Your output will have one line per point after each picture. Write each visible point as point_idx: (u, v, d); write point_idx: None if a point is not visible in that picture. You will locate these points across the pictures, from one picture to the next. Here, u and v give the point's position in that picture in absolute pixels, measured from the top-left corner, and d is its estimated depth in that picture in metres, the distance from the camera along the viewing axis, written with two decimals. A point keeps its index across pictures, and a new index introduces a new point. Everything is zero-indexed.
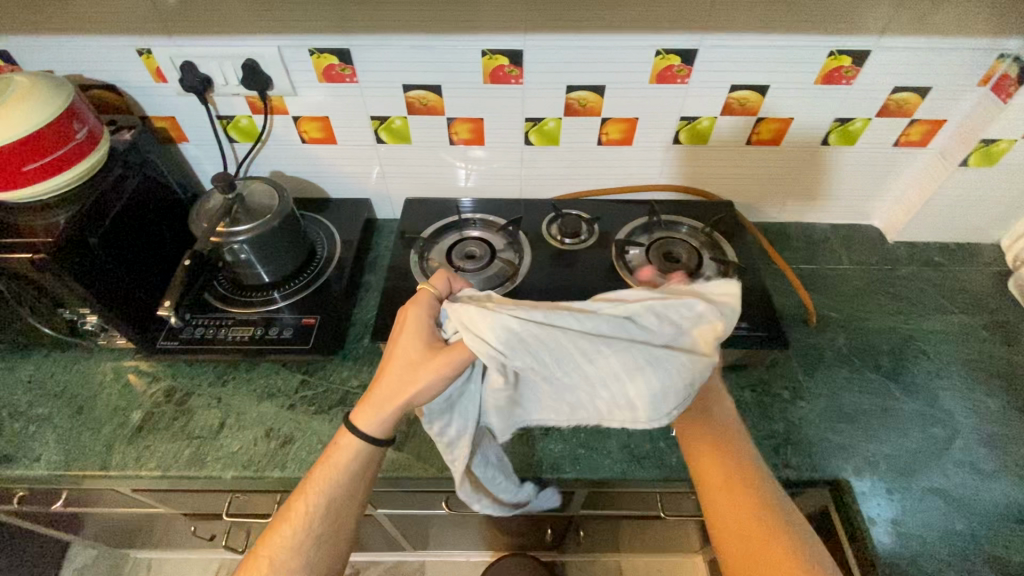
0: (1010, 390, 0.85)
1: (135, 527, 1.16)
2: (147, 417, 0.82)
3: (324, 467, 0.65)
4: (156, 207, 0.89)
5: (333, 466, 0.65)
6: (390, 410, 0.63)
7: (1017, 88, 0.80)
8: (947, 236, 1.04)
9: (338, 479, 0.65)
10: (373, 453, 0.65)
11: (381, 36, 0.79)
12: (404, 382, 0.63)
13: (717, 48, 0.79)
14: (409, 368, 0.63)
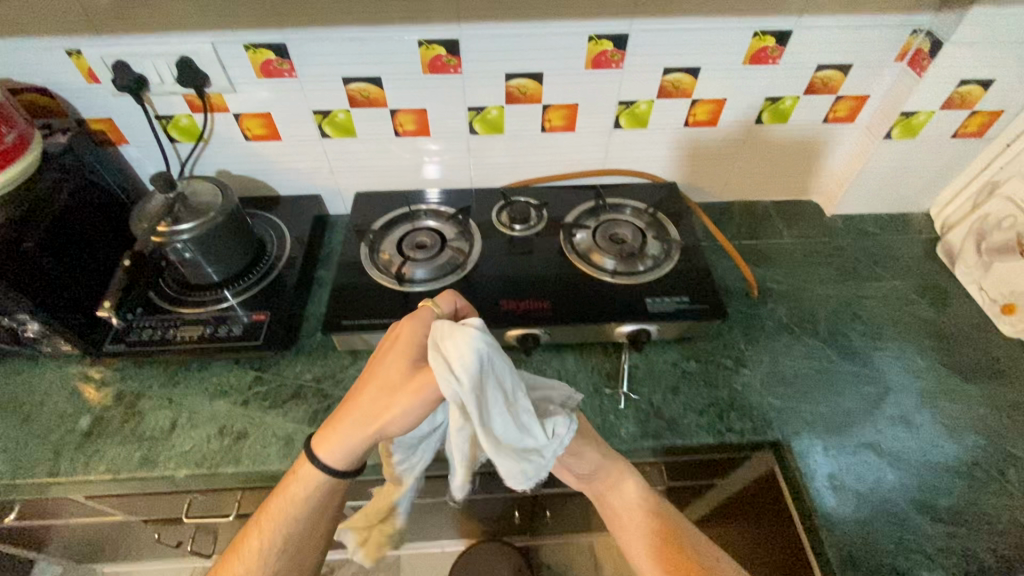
0: (937, 347, 0.90)
1: (100, 542, 1.14)
2: (96, 422, 0.81)
3: (287, 487, 0.67)
4: (97, 209, 0.87)
5: (295, 490, 0.66)
6: (364, 434, 0.61)
7: (930, 62, 0.84)
8: (879, 207, 1.09)
9: (299, 501, 0.66)
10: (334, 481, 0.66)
11: (321, 31, 0.80)
12: (380, 405, 0.60)
13: (647, 32, 0.82)
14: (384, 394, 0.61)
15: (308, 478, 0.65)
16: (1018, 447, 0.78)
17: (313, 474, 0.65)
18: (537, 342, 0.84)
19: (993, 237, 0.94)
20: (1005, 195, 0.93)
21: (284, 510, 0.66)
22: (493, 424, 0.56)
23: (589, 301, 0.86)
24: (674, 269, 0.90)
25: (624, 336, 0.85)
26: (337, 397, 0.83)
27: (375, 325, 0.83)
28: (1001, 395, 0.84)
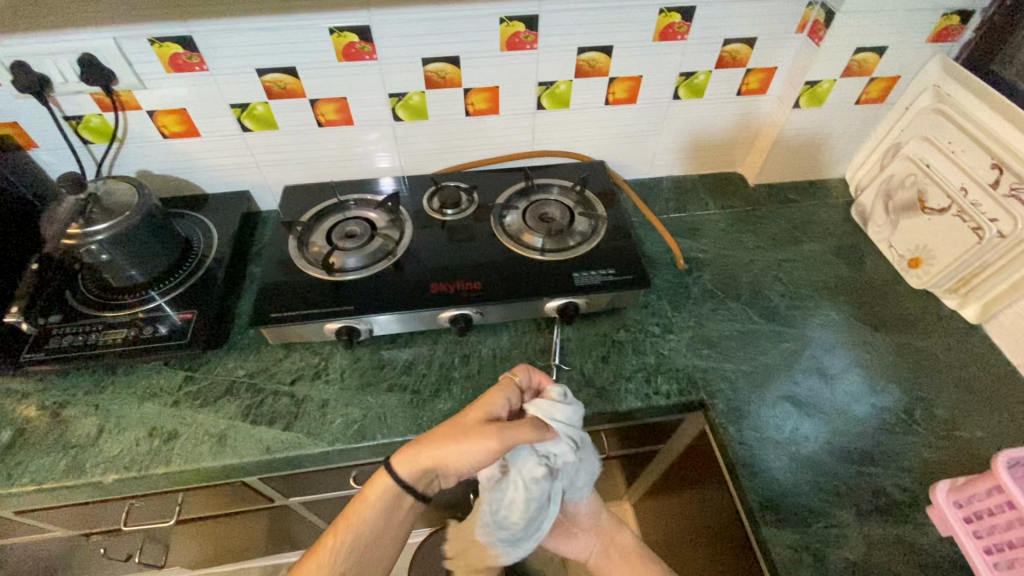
0: (852, 302, 0.95)
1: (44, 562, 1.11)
2: (15, 434, 0.78)
3: (352, 511, 0.67)
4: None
5: (365, 513, 0.66)
6: (426, 461, 0.65)
7: (825, 32, 0.89)
8: (798, 174, 1.14)
9: (365, 525, 0.66)
10: (396, 500, 0.67)
11: (226, 23, 0.79)
12: (451, 441, 0.65)
13: (556, 12, 0.84)
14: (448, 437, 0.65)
15: (377, 500, 0.66)
16: (923, 389, 0.83)
17: (384, 494, 0.66)
18: (469, 322, 0.86)
19: (898, 196, 1.00)
20: (905, 156, 0.99)
21: (352, 534, 0.66)
22: None
23: (519, 279, 0.87)
24: (601, 244, 0.92)
25: (554, 311, 0.87)
26: (271, 390, 0.82)
27: (304, 316, 0.83)
28: (908, 342, 0.89)
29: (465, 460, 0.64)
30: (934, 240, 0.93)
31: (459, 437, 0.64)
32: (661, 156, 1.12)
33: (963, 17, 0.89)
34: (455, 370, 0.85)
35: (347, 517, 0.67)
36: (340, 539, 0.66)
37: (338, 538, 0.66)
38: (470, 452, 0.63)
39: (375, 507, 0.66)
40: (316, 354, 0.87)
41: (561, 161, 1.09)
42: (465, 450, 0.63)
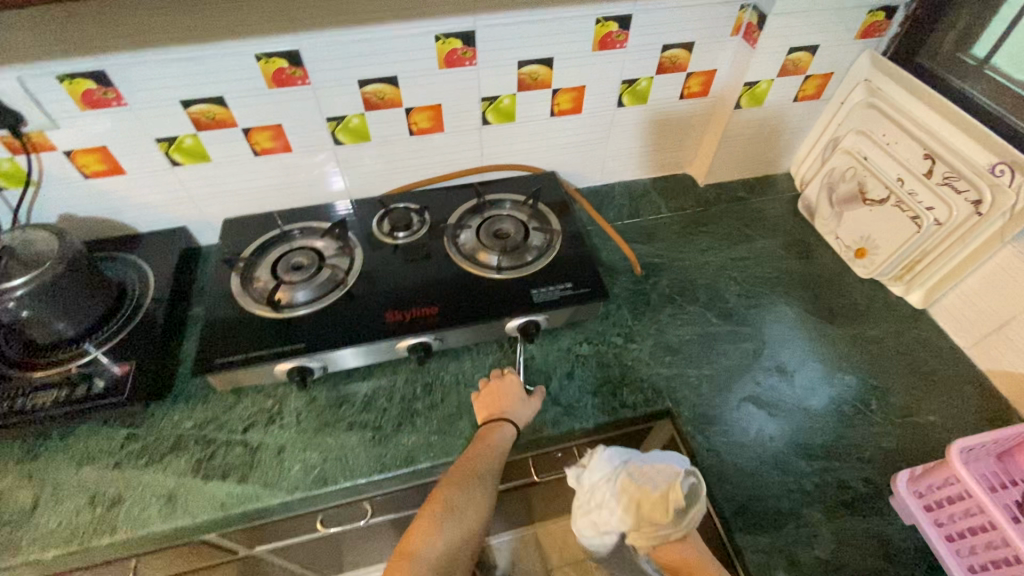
0: (806, 297, 0.97)
1: None
2: None
3: (476, 449, 0.70)
4: None
5: (499, 436, 0.71)
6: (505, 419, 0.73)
7: (759, 33, 0.90)
8: (746, 172, 1.16)
9: (492, 456, 0.69)
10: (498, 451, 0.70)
11: (141, 55, 0.74)
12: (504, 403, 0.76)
13: (492, 26, 0.82)
14: (495, 392, 0.77)
15: (502, 430, 0.72)
16: (878, 378, 0.86)
17: (506, 430, 0.72)
18: (428, 350, 0.83)
19: (841, 190, 1.02)
20: (844, 150, 1.01)
21: (484, 454, 0.69)
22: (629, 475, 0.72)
23: (477, 301, 0.85)
24: (557, 258, 0.91)
25: (515, 330, 0.85)
26: (222, 440, 0.78)
27: (252, 359, 0.78)
28: (861, 332, 0.92)
29: (517, 408, 0.75)
30: (877, 230, 0.96)
31: (503, 380, 0.78)
32: (612, 163, 1.12)
33: (887, 13, 0.92)
34: (417, 401, 0.82)
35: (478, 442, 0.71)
36: (474, 456, 0.69)
37: (474, 454, 0.69)
38: (521, 402, 0.76)
39: (503, 436, 0.71)
40: (269, 397, 0.82)
41: (511, 175, 1.08)
42: (512, 395, 0.77)
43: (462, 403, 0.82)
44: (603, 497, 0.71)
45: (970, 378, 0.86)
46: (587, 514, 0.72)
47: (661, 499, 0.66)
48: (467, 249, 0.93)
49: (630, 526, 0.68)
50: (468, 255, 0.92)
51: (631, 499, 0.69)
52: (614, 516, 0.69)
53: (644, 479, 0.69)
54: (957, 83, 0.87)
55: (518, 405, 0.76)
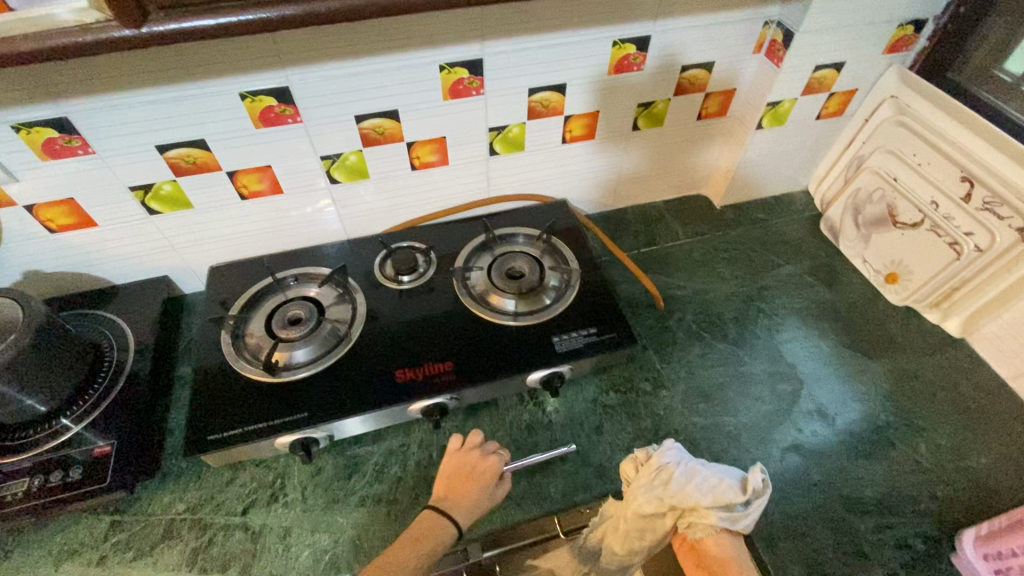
0: (839, 328, 0.91)
1: None
2: None
3: (407, 537, 0.60)
4: None
5: (443, 527, 0.61)
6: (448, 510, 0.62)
7: (784, 52, 0.84)
8: (764, 191, 1.11)
9: (417, 548, 0.58)
10: (423, 547, 0.58)
11: (110, 100, 0.65)
12: (460, 484, 0.65)
13: (502, 54, 0.75)
14: (466, 471, 0.66)
15: (448, 519, 0.62)
16: (922, 418, 0.81)
17: (441, 529, 0.60)
18: (445, 410, 0.76)
19: (868, 211, 0.97)
20: (871, 169, 0.96)
21: (420, 538, 0.59)
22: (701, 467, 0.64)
23: (495, 353, 0.78)
24: (577, 299, 0.85)
25: (537, 383, 0.79)
26: (219, 525, 0.70)
27: (251, 433, 0.71)
28: (899, 365, 0.87)
29: (474, 499, 0.64)
30: (910, 255, 0.91)
31: (482, 460, 0.67)
32: (626, 187, 1.06)
33: (917, 27, 0.87)
34: (434, 468, 0.75)
35: (419, 525, 0.61)
36: (396, 546, 0.58)
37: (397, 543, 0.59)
38: (489, 495, 0.65)
39: (450, 530, 0.61)
40: (270, 469, 0.75)
41: (520, 204, 1.01)
42: (484, 485, 0.65)
43: None
44: (672, 471, 0.63)
45: (1016, 412, 0.82)
46: (647, 485, 0.63)
47: (735, 485, 0.61)
48: (483, 284, 0.86)
49: (695, 501, 0.60)
50: (484, 290, 0.85)
51: (703, 480, 0.62)
52: (678, 490, 0.61)
53: (715, 469, 0.63)
54: (994, 100, 0.82)
55: (482, 497, 0.64)
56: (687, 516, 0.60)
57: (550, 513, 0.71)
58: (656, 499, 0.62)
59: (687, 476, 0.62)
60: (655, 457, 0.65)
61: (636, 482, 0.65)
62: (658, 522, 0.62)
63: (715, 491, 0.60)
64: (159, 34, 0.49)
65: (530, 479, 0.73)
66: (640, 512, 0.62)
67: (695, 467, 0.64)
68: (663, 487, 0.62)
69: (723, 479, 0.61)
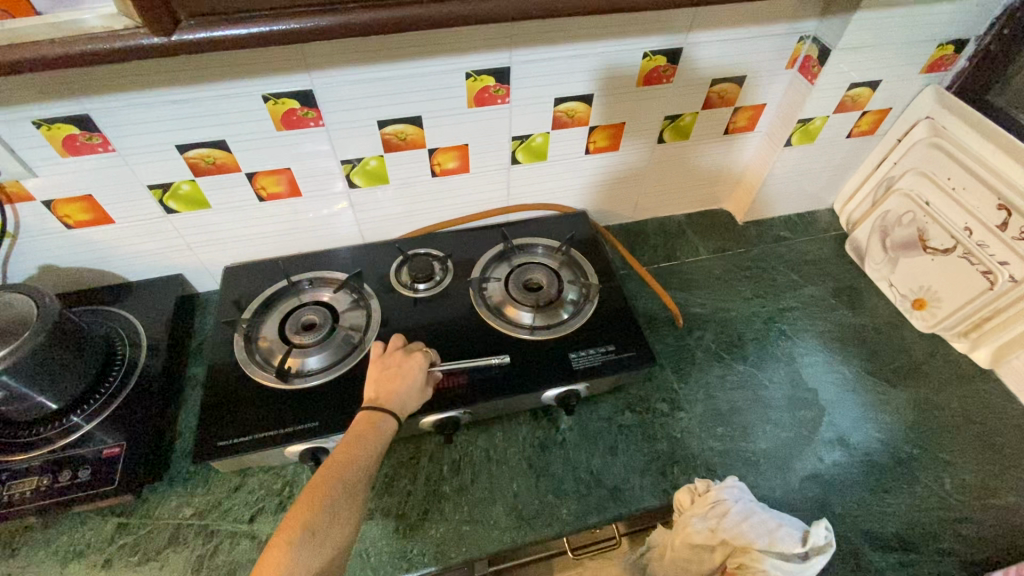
0: (862, 355, 0.89)
1: None
2: None
3: (351, 436, 0.60)
4: None
5: (383, 419, 0.63)
6: (383, 403, 0.64)
7: (820, 69, 0.81)
8: (788, 208, 1.08)
9: (370, 445, 0.60)
10: (373, 443, 0.60)
11: (132, 99, 0.64)
12: (384, 380, 0.67)
13: (530, 63, 0.73)
14: (391, 369, 0.68)
15: (386, 414, 0.63)
16: (948, 452, 0.79)
17: (383, 423, 0.62)
18: (457, 425, 0.74)
19: (896, 234, 0.95)
20: (902, 191, 0.94)
21: (366, 434, 0.61)
22: (760, 509, 0.63)
23: (510, 368, 0.77)
24: (595, 314, 0.83)
25: (552, 399, 0.77)
26: (226, 532, 0.69)
27: (261, 441, 0.70)
28: (924, 395, 0.85)
29: (405, 391, 0.66)
30: (939, 281, 0.89)
31: (405, 358, 0.70)
32: (647, 199, 1.04)
33: (958, 47, 0.84)
34: (445, 483, 0.73)
35: (357, 425, 0.62)
36: (343, 447, 0.59)
37: (346, 446, 0.59)
38: (419, 387, 0.68)
39: (390, 422, 0.63)
40: (278, 477, 0.74)
41: (539, 214, 0.99)
42: (411, 376, 0.68)
43: (494, 485, 0.73)
44: (730, 508, 0.62)
45: None
46: (702, 517, 0.63)
47: (795, 537, 0.60)
48: (500, 294, 0.85)
49: (751, 543, 0.59)
50: (501, 301, 0.84)
51: (760, 522, 0.61)
52: (735, 529, 0.61)
53: (773, 515, 0.62)
54: None
55: (410, 389, 0.67)
56: (738, 555, 0.60)
57: (561, 534, 0.69)
58: (709, 532, 0.62)
59: (745, 516, 0.62)
60: (713, 490, 0.64)
61: (689, 512, 0.64)
62: (708, 555, 0.62)
63: (773, 536, 0.60)
64: (189, 42, 0.48)
65: (542, 498, 0.72)
66: (689, 542, 0.62)
67: (755, 509, 0.62)
68: (719, 520, 0.62)
69: (782, 527, 0.60)
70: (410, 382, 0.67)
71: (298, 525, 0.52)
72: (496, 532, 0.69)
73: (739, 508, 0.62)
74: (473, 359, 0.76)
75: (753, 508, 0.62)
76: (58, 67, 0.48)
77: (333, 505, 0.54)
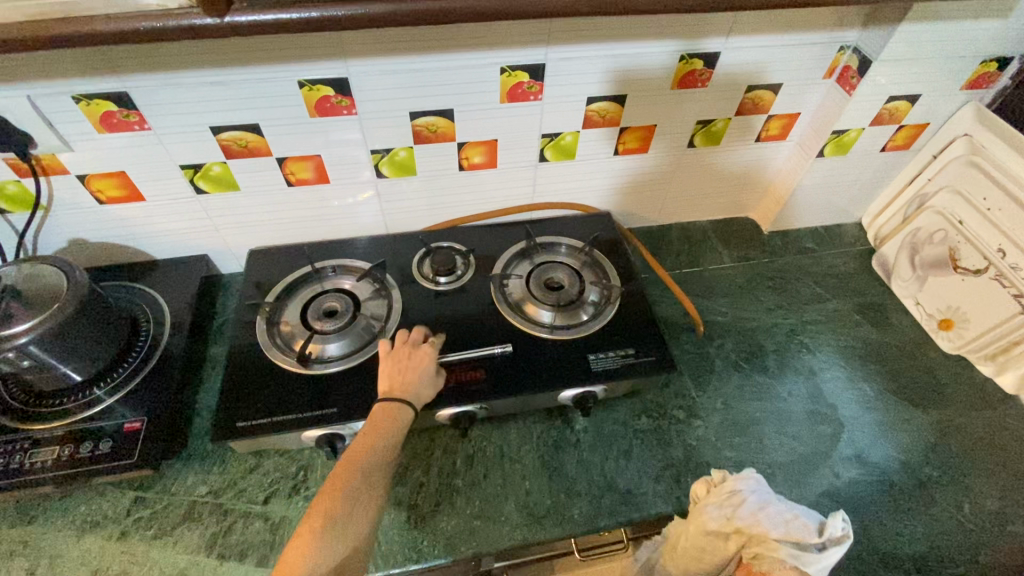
0: (884, 373, 0.88)
1: None
2: None
3: (370, 427, 0.61)
4: None
5: (400, 409, 0.63)
6: (398, 393, 0.65)
7: (859, 80, 0.80)
8: (814, 220, 1.07)
9: (387, 435, 0.60)
10: (392, 434, 0.61)
11: (171, 78, 0.65)
12: (398, 371, 0.67)
13: (566, 60, 0.73)
14: (403, 362, 0.69)
15: (403, 405, 0.64)
16: (969, 476, 0.77)
17: (401, 413, 0.63)
18: (472, 419, 0.74)
19: (926, 252, 0.93)
20: (934, 209, 0.92)
21: (384, 425, 0.61)
22: (779, 502, 0.59)
23: (529, 366, 0.76)
24: (616, 317, 0.82)
25: (569, 400, 0.77)
26: (240, 512, 0.70)
27: (279, 424, 0.70)
28: (947, 418, 0.83)
29: (419, 381, 0.67)
30: (968, 302, 0.87)
31: (415, 350, 0.70)
32: (672, 203, 1.03)
33: (1003, 64, 0.82)
34: (458, 477, 0.73)
35: (375, 418, 0.62)
36: (364, 439, 0.60)
37: (365, 438, 0.60)
38: (431, 375, 0.69)
39: (406, 412, 0.63)
40: (293, 461, 0.74)
41: (563, 213, 0.98)
42: (423, 367, 0.69)
43: (507, 481, 0.73)
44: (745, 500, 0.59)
45: None
46: (716, 506, 0.60)
47: (811, 528, 0.55)
48: (521, 291, 0.84)
49: (765, 532, 0.56)
50: (522, 297, 0.84)
51: (776, 513, 0.57)
52: (749, 517, 0.57)
53: (792, 506, 0.58)
54: None
55: (424, 378, 0.68)
56: (752, 546, 0.57)
57: (572, 535, 0.69)
58: (723, 519, 0.59)
59: (760, 505, 0.58)
60: (730, 481, 0.62)
61: (705, 501, 0.62)
62: (720, 544, 0.59)
63: (789, 525, 0.56)
64: (233, 24, 0.49)
65: (554, 498, 0.72)
66: (703, 530, 0.60)
67: (774, 501, 0.59)
68: (734, 510, 0.59)
69: (798, 517, 0.56)
70: (424, 372, 0.68)
71: (320, 516, 0.52)
72: (507, 528, 0.69)
73: (755, 499, 0.59)
74: (482, 350, 0.77)
75: (770, 500, 0.59)
76: (106, 42, 0.49)
77: (354, 496, 0.54)
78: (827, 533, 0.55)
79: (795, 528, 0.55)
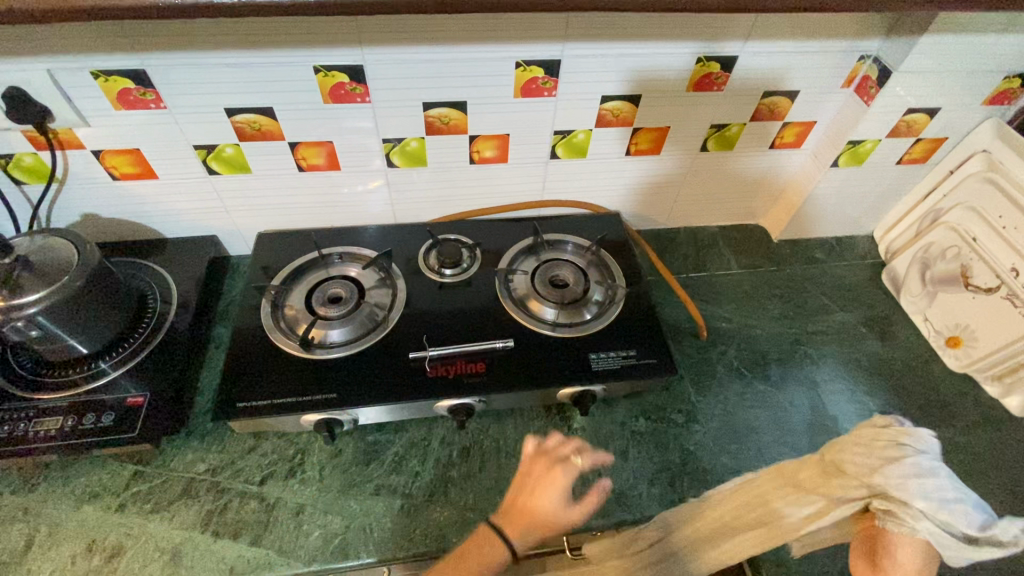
0: (888, 387, 0.87)
1: None
2: None
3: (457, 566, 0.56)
4: None
5: (497, 548, 0.57)
6: (521, 526, 0.58)
7: (877, 91, 0.80)
8: (825, 231, 1.06)
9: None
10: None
11: (189, 59, 0.65)
12: (529, 492, 0.60)
13: (581, 57, 0.72)
14: (536, 481, 0.60)
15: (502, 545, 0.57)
16: None
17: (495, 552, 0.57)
18: (471, 412, 0.74)
19: (937, 267, 0.92)
20: (948, 225, 0.91)
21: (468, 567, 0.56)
22: (941, 473, 0.57)
23: (529, 361, 0.76)
24: (619, 318, 0.82)
25: (568, 398, 0.77)
26: (236, 491, 0.70)
27: (278, 406, 0.71)
28: (950, 436, 0.82)
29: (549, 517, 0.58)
30: (977, 320, 0.86)
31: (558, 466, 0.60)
32: (682, 207, 1.02)
33: None
34: (453, 469, 0.74)
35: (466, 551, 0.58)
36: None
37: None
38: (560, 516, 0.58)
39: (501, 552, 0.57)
40: (291, 443, 0.75)
41: (572, 211, 0.98)
42: (550, 499, 0.59)
43: (502, 475, 0.73)
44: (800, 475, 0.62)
45: None
46: (866, 453, 0.60)
47: (969, 519, 0.54)
48: (525, 287, 0.84)
49: (908, 500, 0.55)
50: (526, 293, 0.84)
51: (937, 487, 0.55)
52: (901, 481, 0.56)
53: (960, 489, 0.56)
54: None
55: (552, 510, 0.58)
56: (885, 505, 0.57)
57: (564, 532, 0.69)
58: (871, 469, 0.59)
59: (929, 471, 0.56)
60: (911, 433, 0.60)
61: (851, 441, 0.63)
62: (853, 493, 0.60)
63: (942, 504, 0.54)
64: (252, 5, 0.49)
65: None
66: (845, 469, 0.61)
67: (934, 470, 0.56)
68: (892, 462, 0.58)
69: (959, 502, 0.54)
70: (552, 502, 0.58)
71: None
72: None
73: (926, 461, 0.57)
74: (480, 344, 0.77)
75: (930, 469, 0.57)
76: (126, 18, 0.49)
77: None
78: (985, 528, 0.54)
79: (933, 501, 0.55)
